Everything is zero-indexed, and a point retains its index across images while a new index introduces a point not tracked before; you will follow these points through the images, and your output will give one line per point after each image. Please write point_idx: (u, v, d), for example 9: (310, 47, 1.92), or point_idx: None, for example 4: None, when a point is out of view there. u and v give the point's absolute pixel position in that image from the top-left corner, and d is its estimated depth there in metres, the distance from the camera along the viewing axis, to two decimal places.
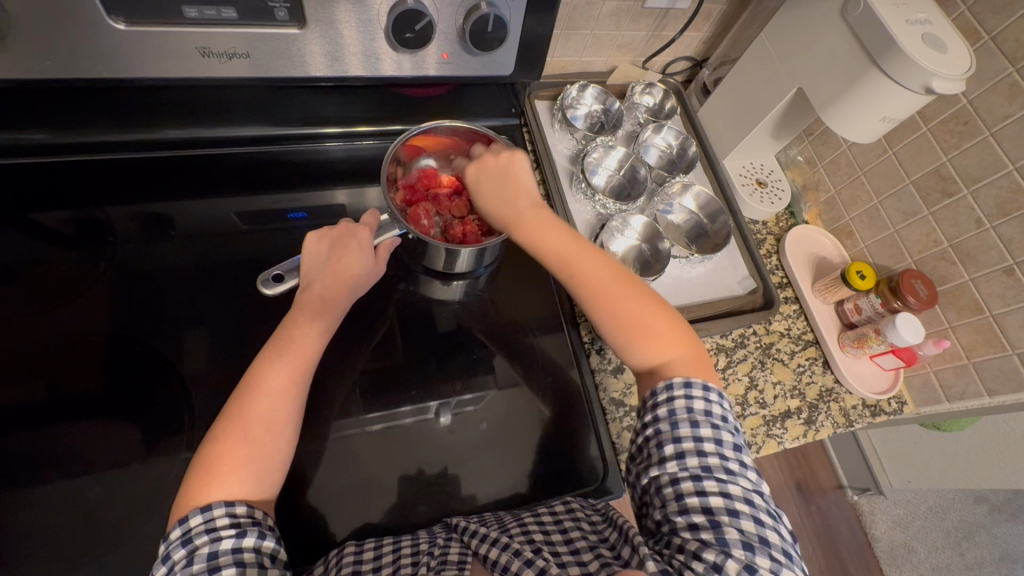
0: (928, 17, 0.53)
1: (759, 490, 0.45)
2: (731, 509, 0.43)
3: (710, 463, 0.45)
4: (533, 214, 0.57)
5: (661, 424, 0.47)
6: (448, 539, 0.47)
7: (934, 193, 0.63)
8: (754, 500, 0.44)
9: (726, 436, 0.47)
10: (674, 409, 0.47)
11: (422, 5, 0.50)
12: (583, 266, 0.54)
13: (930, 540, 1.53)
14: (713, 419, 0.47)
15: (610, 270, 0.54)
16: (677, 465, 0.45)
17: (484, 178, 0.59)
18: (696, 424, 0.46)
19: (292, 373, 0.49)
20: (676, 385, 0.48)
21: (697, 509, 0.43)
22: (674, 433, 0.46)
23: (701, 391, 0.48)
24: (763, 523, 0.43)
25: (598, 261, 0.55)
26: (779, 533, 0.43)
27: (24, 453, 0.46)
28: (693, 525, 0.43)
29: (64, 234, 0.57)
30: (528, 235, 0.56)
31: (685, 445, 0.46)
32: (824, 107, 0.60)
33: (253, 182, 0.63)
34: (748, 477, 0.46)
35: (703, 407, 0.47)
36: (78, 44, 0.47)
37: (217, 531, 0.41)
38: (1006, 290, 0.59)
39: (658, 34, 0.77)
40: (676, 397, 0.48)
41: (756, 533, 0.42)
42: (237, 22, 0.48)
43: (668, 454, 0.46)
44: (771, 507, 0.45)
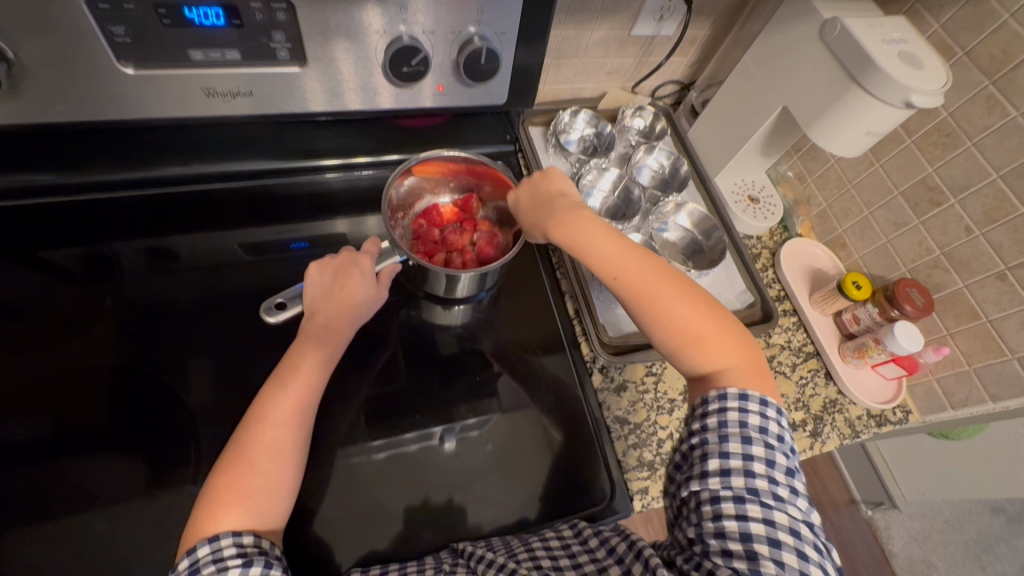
0: (903, 36, 0.56)
1: (808, 521, 0.44)
2: (773, 539, 0.42)
3: (757, 486, 0.44)
4: (577, 218, 0.56)
5: (708, 436, 0.47)
6: (454, 564, 0.47)
7: (923, 203, 0.65)
8: (801, 532, 0.43)
9: (780, 457, 0.46)
10: (725, 421, 0.47)
11: (417, 41, 0.52)
12: (628, 270, 0.53)
13: (949, 554, 1.49)
14: (768, 437, 0.46)
15: (659, 273, 0.53)
16: (720, 483, 0.45)
17: (529, 194, 0.61)
18: (747, 441, 0.45)
19: (298, 402, 0.49)
20: (730, 396, 0.48)
21: (735, 535, 0.43)
22: (722, 448, 0.46)
23: (757, 406, 0.47)
24: (807, 558, 0.42)
25: (647, 265, 0.54)
26: (823, 568, 0.42)
27: (29, 490, 0.46)
28: (727, 551, 0.42)
29: (71, 270, 0.58)
30: (572, 238, 0.56)
31: (732, 463, 0.45)
32: (808, 124, 0.62)
33: (256, 214, 0.65)
34: (798, 505, 0.44)
35: (757, 422, 0.46)
36: (87, 88, 0.49)
37: (224, 561, 0.41)
38: (1000, 295, 0.59)
39: (646, 60, 0.80)
40: (729, 409, 0.47)
41: (795, 567, 0.41)
42: (240, 63, 0.50)
43: (713, 470, 0.45)
44: (819, 541, 0.44)
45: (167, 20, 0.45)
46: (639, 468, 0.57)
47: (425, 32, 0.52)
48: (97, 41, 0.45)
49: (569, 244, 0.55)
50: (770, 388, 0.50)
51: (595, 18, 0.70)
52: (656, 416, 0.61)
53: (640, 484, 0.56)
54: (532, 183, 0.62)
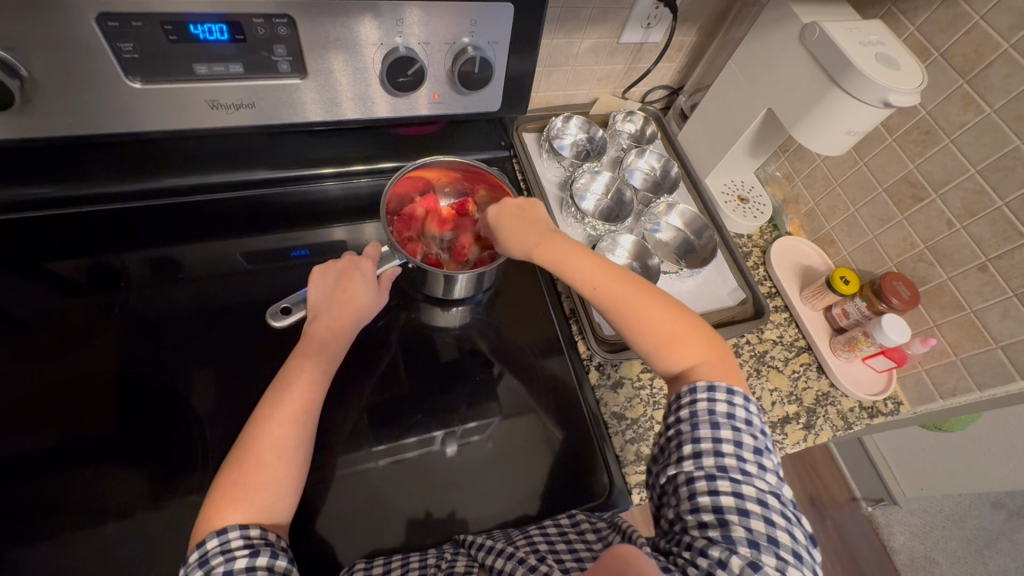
0: (880, 39, 0.58)
1: (776, 493, 0.45)
2: (742, 509, 0.43)
3: (726, 464, 0.45)
4: (554, 239, 0.59)
5: (682, 425, 0.49)
6: (456, 553, 0.48)
7: (906, 199, 0.67)
8: (769, 502, 0.44)
9: (747, 438, 0.47)
10: (696, 410, 0.48)
11: (412, 52, 0.54)
12: (598, 279, 0.56)
13: (950, 550, 1.50)
14: (735, 421, 0.48)
15: (625, 281, 0.57)
16: (693, 465, 0.46)
17: (507, 211, 0.62)
18: (716, 425, 0.47)
19: (304, 402, 0.51)
20: (700, 388, 0.49)
21: (708, 509, 0.44)
22: (694, 434, 0.48)
23: (724, 395, 0.48)
24: (775, 524, 0.43)
25: (614, 274, 0.57)
26: (792, 535, 0.43)
27: (42, 495, 0.47)
28: (702, 524, 0.43)
29: (79, 282, 0.59)
30: (546, 254, 0.59)
31: (703, 446, 0.47)
32: (791, 124, 0.64)
33: (257, 222, 0.67)
34: (766, 480, 0.46)
35: (725, 409, 0.48)
36: (96, 103, 0.51)
37: (232, 552, 0.42)
38: (982, 286, 0.61)
39: (635, 66, 0.82)
40: (699, 399, 0.49)
41: (764, 533, 0.42)
42: (243, 75, 0.52)
43: (686, 454, 0.47)
44: (788, 510, 0.44)
45: (173, 36, 0.47)
46: (637, 463, 0.58)
47: (420, 42, 0.54)
48: (106, 57, 0.47)
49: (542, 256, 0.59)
50: (739, 381, 0.52)
51: (584, 27, 0.72)
52: (653, 412, 0.62)
53: (638, 478, 0.57)
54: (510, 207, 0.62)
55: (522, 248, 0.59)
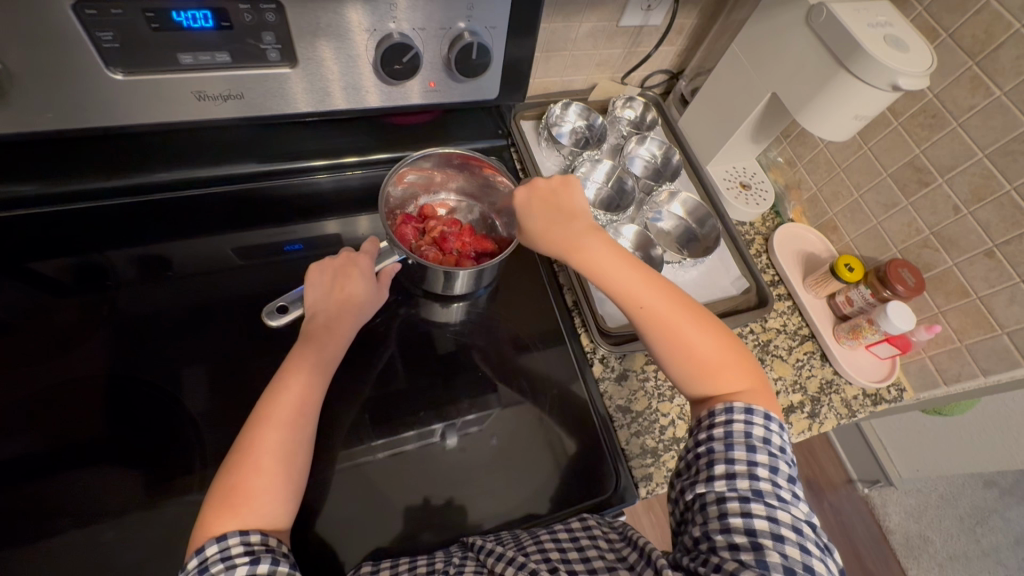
0: (889, 19, 0.56)
1: (810, 522, 0.45)
2: (777, 534, 0.43)
3: (761, 488, 0.45)
4: (594, 242, 0.57)
5: (714, 444, 0.48)
6: (464, 557, 0.47)
7: (912, 184, 0.66)
8: (804, 530, 0.44)
9: (782, 465, 0.47)
10: (731, 431, 0.48)
11: (408, 38, 0.52)
12: (641, 292, 0.55)
13: (944, 528, 1.52)
14: (770, 446, 0.47)
15: (666, 297, 0.55)
16: (725, 486, 0.46)
17: (537, 201, 0.60)
18: (752, 449, 0.47)
19: (299, 404, 0.49)
20: (736, 409, 0.49)
21: (740, 531, 0.43)
22: (727, 454, 0.47)
23: (762, 420, 0.48)
24: (810, 553, 0.42)
25: (656, 289, 0.55)
26: (826, 565, 0.43)
27: (34, 504, 0.46)
28: (734, 545, 0.43)
29: (64, 282, 0.57)
30: (588, 264, 0.56)
31: (737, 467, 0.46)
32: (797, 110, 0.63)
33: (248, 217, 0.65)
34: (800, 508, 0.45)
35: (761, 433, 0.48)
36: (76, 93, 0.48)
37: (233, 559, 0.41)
38: (988, 272, 0.61)
39: (634, 50, 0.80)
40: (735, 420, 0.48)
41: (800, 561, 0.42)
42: (231, 65, 0.50)
43: (718, 474, 0.46)
44: (822, 541, 0.44)
45: (156, 24, 0.45)
46: (643, 456, 0.58)
47: (415, 28, 0.52)
48: (85, 47, 0.45)
49: (580, 261, 0.57)
50: (774, 408, 0.52)
51: (583, 10, 0.70)
52: (657, 404, 0.62)
53: (644, 471, 0.57)
54: (540, 192, 0.60)
55: (557, 247, 0.58)
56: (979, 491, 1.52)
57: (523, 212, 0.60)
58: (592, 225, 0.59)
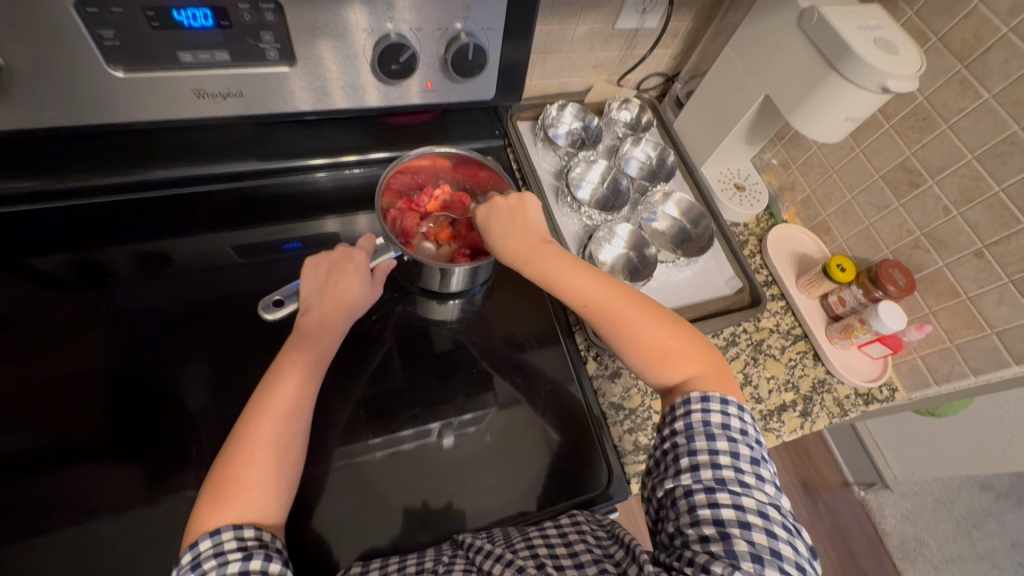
0: (879, 23, 0.57)
1: (775, 504, 0.45)
2: (743, 521, 0.43)
3: (724, 475, 0.46)
4: (545, 250, 0.59)
5: (678, 438, 0.49)
6: (454, 555, 0.48)
7: (902, 185, 0.67)
8: (769, 514, 0.44)
9: (743, 449, 0.47)
10: (691, 423, 0.49)
11: (405, 38, 0.53)
12: (592, 294, 0.56)
13: (941, 531, 1.52)
14: (731, 432, 0.48)
15: (617, 294, 0.56)
16: (691, 478, 0.46)
17: (495, 216, 0.60)
18: (712, 437, 0.47)
19: (294, 397, 0.50)
20: (694, 400, 0.49)
21: (709, 522, 0.44)
22: (690, 446, 0.47)
23: (719, 405, 0.49)
24: (777, 536, 0.43)
25: (607, 289, 0.57)
26: (794, 546, 0.43)
27: (32, 497, 0.46)
28: (704, 537, 0.43)
29: (64, 278, 0.58)
30: (541, 272, 0.58)
31: (700, 458, 0.47)
32: (789, 111, 0.64)
33: (247, 215, 0.65)
34: (765, 491, 0.46)
35: (719, 420, 0.48)
36: (78, 91, 0.49)
37: (226, 555, 0.41)
38: (978, 272, 0.61)
39: (630, 53, 0.81)
40: (693, 411, 0.49)
41: (767, 546, 0.42)
42: (230, 64, 0.51)
43: (683, 467, 0.47)
44: (789, 523, 0.45)
45: (156, 22, 0.46)
46: (635, 453, 0.59)
47: (412, 29, 0.53)
48: (87, 45, 0.46)
49: (535, 271, 0.58)
50: (734, 390, 0.53)
51: (579, 12, 0.71)
52: (650, 401, 0.63)
53: (636, 468, 0.58)
54: (500, 211, 0.60)
55: (513, 259, 0.59)
56: (975, 494, 1.52)
57: (484, 227, 0.60)
58: (544, 234, 0.61)
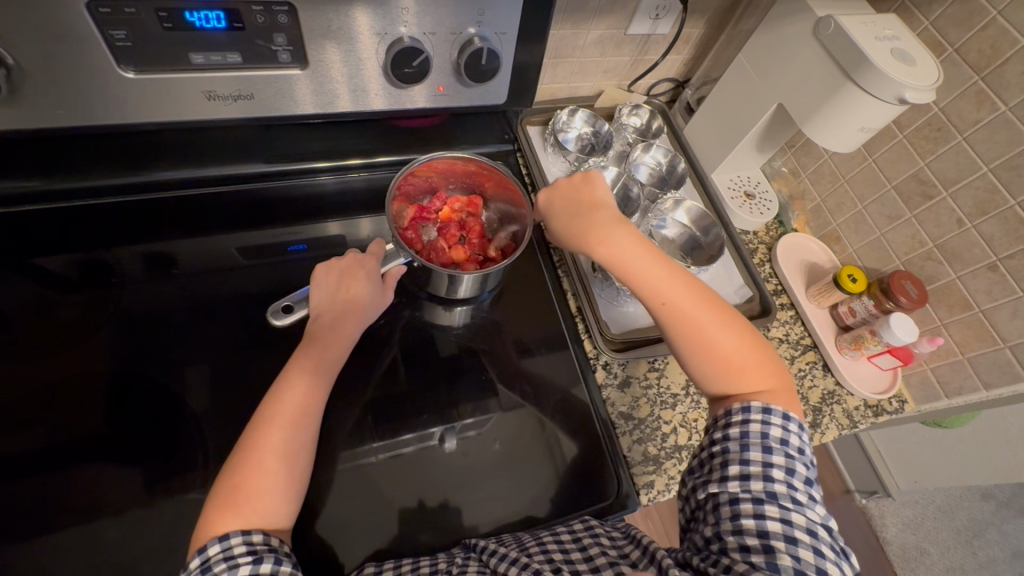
0: (896, 33, 0.57)
1: (825, 525, 0.45)
2: (790, 537, 0.43)
3: (775, 489, 0.45)
4: (621, 237, 0.58)
5: (730, 444, 0.48)
6: (467, 558, 0.47)
7: (915, 197, 0.66)
8: (818, 534, 0.43)
9: (799, 467, 0.47)
10: (748, 431, 0.48)
11: (419, 42, 0.53)
12: (669, 291, 0.55)
13: (942, 541, 1.52)
14: (788, 448, 0.47)
15: (694, 294, 0.55)
16: (739, 486, 0.46)
17: (559, 197, 0.62)
18: (768, 450, 0.47)
19: (302, 405, 0.49)
20: (754, 409, 0.49)
21: (752, 533, 0.43)
22: (743, 455, 0.47)
23: (780, 419, 0.48)
24: (824, 557, 0.42)
25: (683, 286, 0.56)
26: (840, 568, 0.42)
27: (34, 501, 0.46)
28: (745, 547, 0.43)
29: (68, 278, 0.57)
30: (616, 259, 0.57)
31: (752, 468, 0.46)
32: (803, 121, 0.63)
33: (254, 217, 0.65)
34: (816, 511, 0.45)
35: (778, 434, 0.48)
36: (87, 91, 0.48)
37: (236, 559, 0.41)
38: (992, 285, 0.61)
39: (641, 59, 0.81)
40: (752, 420, 0.48)
41: (812, 565, 0.42)
42: (241, 66, 0.50)
43: (732, 474, 0.47)
44: (836, 545, 0.44)
45: (168, 24, 0.45)
46: (644, 463, 0.58)
47: (425, 33, 0.52)
48: (98, 45, 0.45)
49: (606, 256, 0.57)
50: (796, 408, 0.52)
51: (592, 18, 0.70)
52: (659, 411, 0.62)
53: (646, 479, 0.57)
54: (562, 189, 0.63)
55: (582, 242, 0.59)
56: (976, 505, 1.51)
57: (546, 211, 0.62)
58: (618, 219, 0.60)
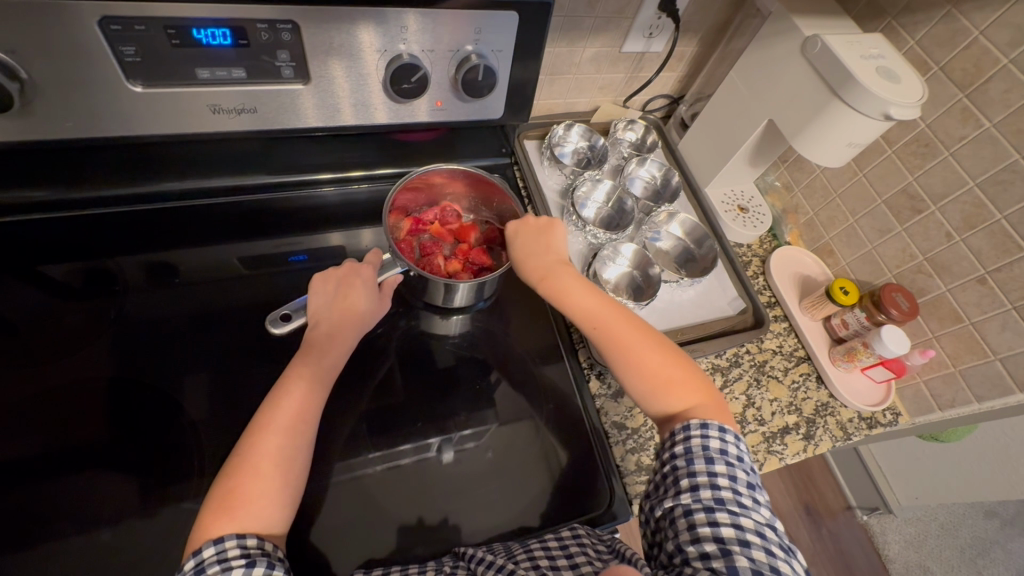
0: (881, 52, 0.58)
1: (772, 525, 0.45)
2: (743, 539, 0.43)
3: (722, 496, 0.46)
4: (564, 273, 0.61)
5: (677, 460, 0.49)
6: (455, 567, 0.48)
7: (905, 211, 0.67)
8: (767, 534, 0.44)
9: (740, 473, 0.47)
10: (690, 446, 0.48)
11: (417, 59, 0.54)
12: (604, 317, 0.57)
13: (945, 559, 1.50)
14: (728, 457, 0.48)
15: (629, 323, 0.58)
16: (691, 497, 0.46)
17: (524, 231, 0.64)
18: (711, 460, 0.47)
19: (298, 412, 0.50)
20: (693, 426, 0.49)
21: (709, 539, 0.44)
22: (689, 467, 0.47)
23: (717, 432, 0.49)
24: (775, 556, 0.43)
25: (618, 315, 0.58)
26: (791, 565, 0.43)
27: (31, 506, 0.46)
28: (705, 554, 0.43)
29: (73, 286, 0.58)
30: (558, 292, 0.59)
31: (700, 479, 0.47)
32: (793, 136, 0.65)
33: (255, 227, 0.66)
34: (762, 513, 0.46)
35: (718, 445, 0.48)
36: (97, 104, 0.50)
37: (229, 561, 0.41)
38: (981, 298, 0.62)
39: (636, 75, 0.83)
40: (692, 435, 0.49)
41: (767, 563, 0.42)
42: (246, 81, 0.52)
43: (683, 487, 0.47)
44: (785, 543, 0.45)
45: (176, 41, 0.47)
46: (637, 473, 0.59)
47: (423, 50, 0.54)
48: (108, 60, 0.47)
49: (550, 289, 0.60)
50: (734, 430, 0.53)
51: (588, 36, 0.72)
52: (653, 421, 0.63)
53: (638, 489, 0.58)
54: (529, 226, 0.64)
55: (532, 275, 0.61)
56: (980, 522, 1.49)
57: (510, 238, 0.64)
58: (564, 259, 0.63)
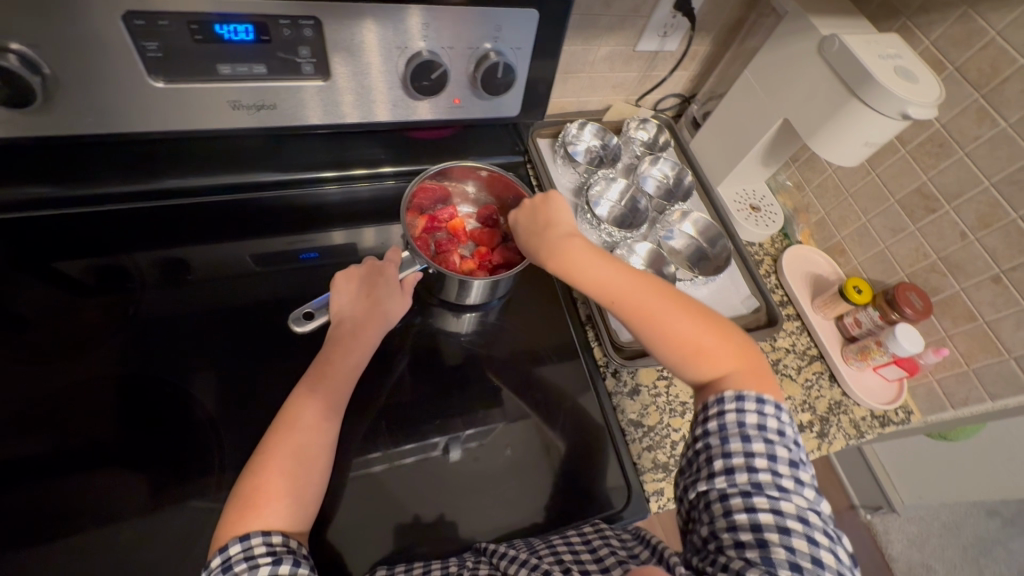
0: (898, 52, 0.59)
1: (816, 509, 0.45)
2: (782, 527, 0.43)
3: (760, 480, 0.45)
4: (570, 243, 0.59)
5: (711, 438, 0.49)
6: (477, 562, 0.48)
7: (918, 210, 0.68)
8: (810, 519, 0.44)
9: (780, 451, 0.47)
10: (725, 423, 0.48)
11: (437, 56, 0.54)
12: (617, 289, 0.56)
13: (947, 558, 1.51)
14: (767, 433, 0.48)
15: (645, 289, 0.56)
16: (725, 481, 0.46)
17: (524, 214, 0.64)
18: (748, 439, 0.47)
19: (321, 409, 0.50)
20: (728, 400, 0.49)
21: (745, 527, 0.43)
22: (725, 448, 0.47)
23: (754, 404, 0.48)
24: (817, 543, 0.42)
25: (633, 282, 0.57)
26: (835, 554, 0.43)
27: (50, 502, 0.46)
28: (739, 543, 0.43)
29: (88, 283, 0.58)
30: (568, 267, 0.58)
31: (735, 461, 0.46)
32: (808, 136, 0.65)
33: (269, 225, 0.66)
34: (805, 495, 0.45)
35: (755, 420, 0.48)
36: (117, 99, 0.50)
37: (256, 559, 0.41)
38: (995, 297, 0.62)
39: (649, 75, 0.83)
40: (727, 411, 0.49)
41: (807, 553, 0.42)
42: (266, 77, 0.52)
43: (717, 470, 0.47)
44: (830, 529, 0.44)
45: (199, 36, 0.47)
46: (655, 470, 0.59)
47: (444, 47, 0.54)
48: (131, 55, 0.47)
49: (559, 266, 0.59)
50: (771, 386, 0.52)
51: (603, 34, 0.73)
52: (669, 419, 0.63)
53: (655, 486, 0.58)
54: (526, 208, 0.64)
55: (540, 255, 0.60)
56: (982, 521, 1.50)
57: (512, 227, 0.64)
58: (569, 227, 0.61)
